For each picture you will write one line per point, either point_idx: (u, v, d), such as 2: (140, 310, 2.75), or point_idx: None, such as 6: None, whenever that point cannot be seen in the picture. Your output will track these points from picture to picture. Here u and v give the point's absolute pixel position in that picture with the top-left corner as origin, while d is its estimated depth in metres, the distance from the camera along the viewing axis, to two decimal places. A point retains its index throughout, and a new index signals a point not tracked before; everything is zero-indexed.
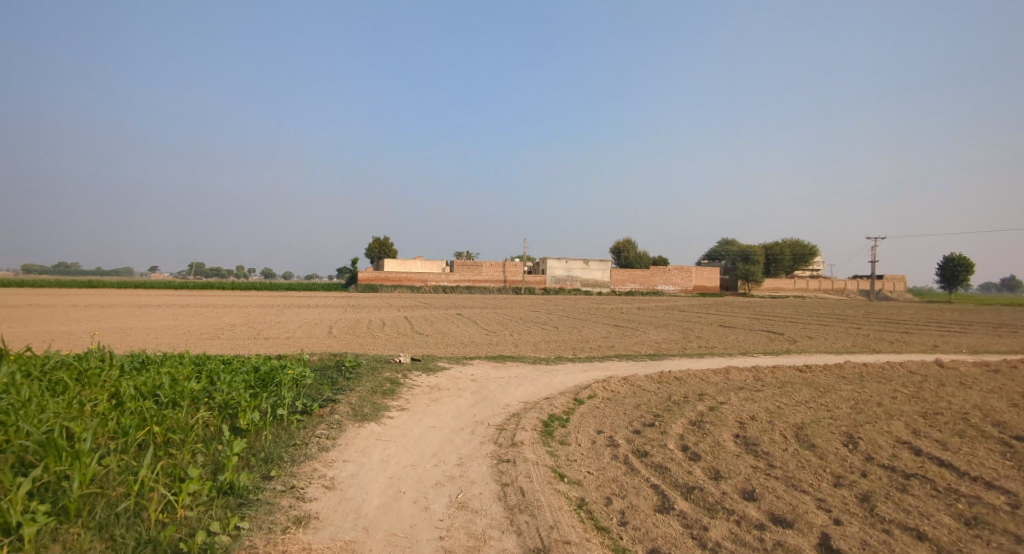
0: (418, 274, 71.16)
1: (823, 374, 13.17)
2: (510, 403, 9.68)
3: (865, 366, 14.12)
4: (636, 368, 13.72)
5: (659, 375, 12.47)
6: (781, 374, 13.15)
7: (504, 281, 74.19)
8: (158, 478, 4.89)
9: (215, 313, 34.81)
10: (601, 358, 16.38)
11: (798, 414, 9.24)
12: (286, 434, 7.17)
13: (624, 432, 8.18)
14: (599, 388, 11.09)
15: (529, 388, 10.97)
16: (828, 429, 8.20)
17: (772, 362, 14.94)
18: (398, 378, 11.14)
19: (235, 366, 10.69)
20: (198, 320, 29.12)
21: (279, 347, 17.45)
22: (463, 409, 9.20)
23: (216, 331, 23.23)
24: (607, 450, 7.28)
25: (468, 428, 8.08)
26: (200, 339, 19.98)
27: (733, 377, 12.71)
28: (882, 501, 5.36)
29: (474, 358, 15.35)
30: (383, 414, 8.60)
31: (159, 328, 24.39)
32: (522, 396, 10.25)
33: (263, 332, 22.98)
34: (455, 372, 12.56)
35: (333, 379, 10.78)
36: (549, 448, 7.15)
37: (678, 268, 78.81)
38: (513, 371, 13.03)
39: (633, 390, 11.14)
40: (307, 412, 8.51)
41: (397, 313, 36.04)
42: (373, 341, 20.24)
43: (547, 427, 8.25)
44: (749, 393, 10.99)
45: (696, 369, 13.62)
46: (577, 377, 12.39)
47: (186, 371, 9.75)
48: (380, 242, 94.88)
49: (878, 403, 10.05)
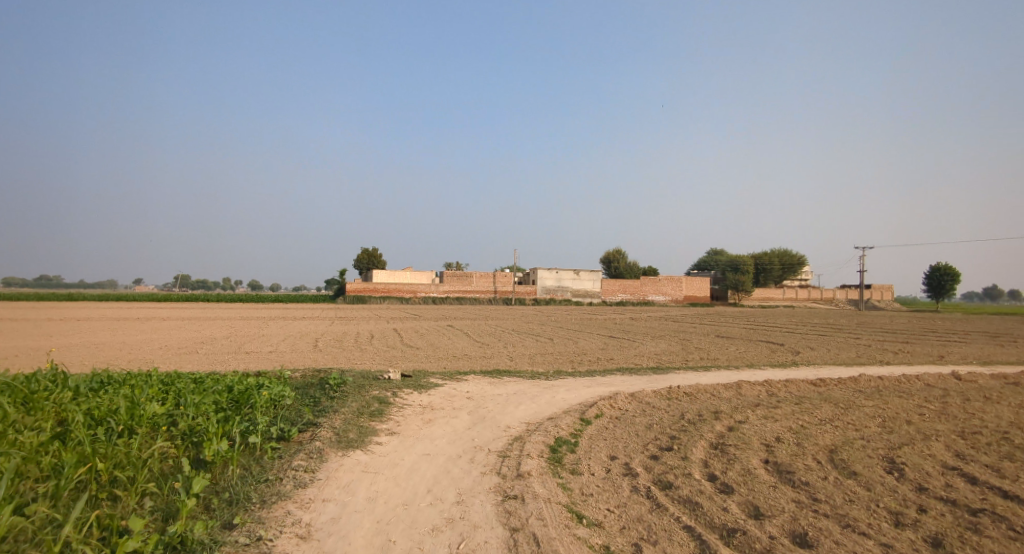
0: (407, 286, 70.16)
1: (839, 388, 12.44)
2: (511, 425, 8.79)
3: (881, 379, 13.43)
4: (642, 383, 12.91)
5: (668, 391, 11.66)
6: (796, 389, 12.39)
7: (495, 292, 73.30)
8: (87, 538, 3.93)
9: (195, 327, 33.54)
10: (602, 371, 15.55)
11: (826, 434, 8.47)
12: (258, 468, 6.20)
13: (641, 458, 7.33)
14: (606, 405, 10.25)
15: (530, 406, 10.11)
16: (864, 452, 7.44)
17: (783, 375, 14.22)
18: (387, 397, 10.20)
19: (206, 385, 9.69)
20: (176, 334, 27.77)
21: (260, 362, 16.38)
22: (460, 433, 8.28)
23: (195, 346, 22.03)
24: (625, 481, 6.43)
25: (466, 456, 7.16)
26: (176, 354, 18.83)
27: (745, 393, 11.93)
28: (959, 547, 4.57)
29: (469, 373, 14.44)
30: (370, 440, 7.67)
31: (133, 343, 23.13)
32: (523, 416, 9.36)
33: (244, 347, 21.85)
34: (449, 389, 11.64)
35: (315, 399, 9.81)
36: (561, 480, 6.27)
37: (669, 278, 78.55)
38: (511, 387, 12.15)
39: (642, 408, 10.31)
40: (285, 439, 7.57)
41: (386, 325, 35.01)
42: (361, 355, 19.20)
43: (554, 452, 7.38)
44: (767, 410, 10.20)
45: (705, 384, 12.82)
46: (581, 393, 11.53)
47: (151, 392, 8.76)
48: (369, 254, 93.82)
49: (909, 421, 9.33)
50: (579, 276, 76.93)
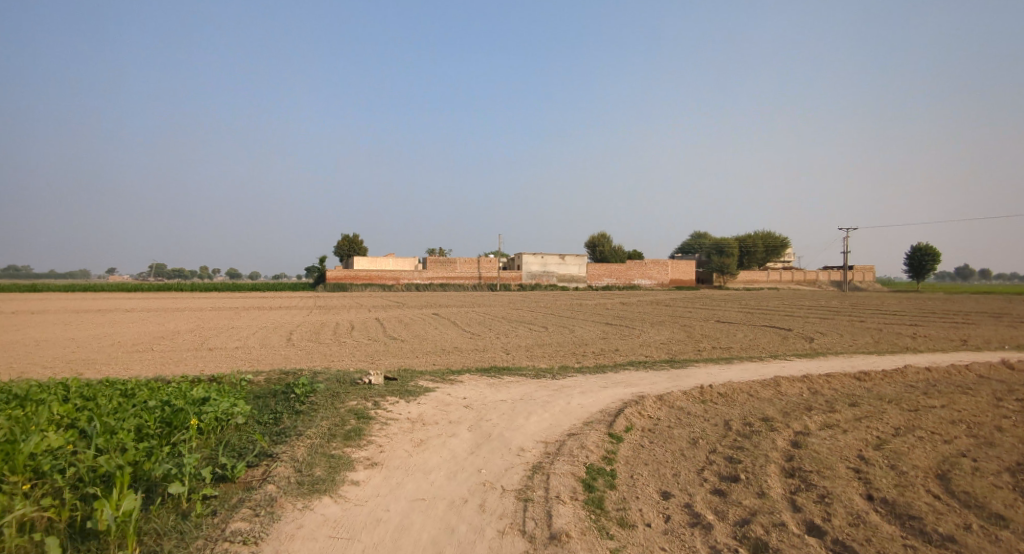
0: (389, 272, 67.78)
1: (888, 385, 10.85)
2: (525, 447, 6.97)
3: (929, 371, 11.93)
4: (664, 382, 11.21)
5: (700, 392, 9.96)
6: (842, 386, 10.76)
7: (479, 278, 71.14)
8: None
9: (160, 318, 31.09)
10: (612, 366, 13.83)
11: (918, 450, 6.80)
12: (172, 543, 4.25)
13: (705, 495, 5.57)
14: (634, 414, 8.50)
15: (544, 419, 8.28)
16: (988, 480, 5.77)
17: (819, 368, 12.67)
18: (366, 410, 8.27)
19: (138, 399, 7.73)
20: (134, 328, 25.22)
21: (221, 362, 14.30)
22: (462, 462, 6.42)
23: (152, 342, 19.76)
24: (701, 540, 4.63)
25: (474, 501, 5.30)
26: (126, 353, 16.59)
27: (787, 392, 10.29)
28: None
29: (462, 371, 12.61)
30: (345, 478, 5.75)
31: (83, 339, 20.69)
32: (537, 433, 7.54)
33: (208, 342, 19.65)
34: (442, 395, 9.76)
35: (277, 416, 7.85)
36: (613, 546, 4.45)
37: (656, 262, 77.45)
38: (515, 391, 10.29)
39: (676, 418, 8.58)
40: (229, 479, 5.61)
41: (368, 314, 33.05)
42: (339, 350, 17.22)
43: (591, 490, 5.57)
44: (824, 415, 8.56)
45: (736, 380, 11.18)
46: (599, 397, 9.74)
47: (54, 413, 6.71)
48: (350, 239, 91.07)
49: (1001, 430, 7.74)
50: (565, 261, 75.33)
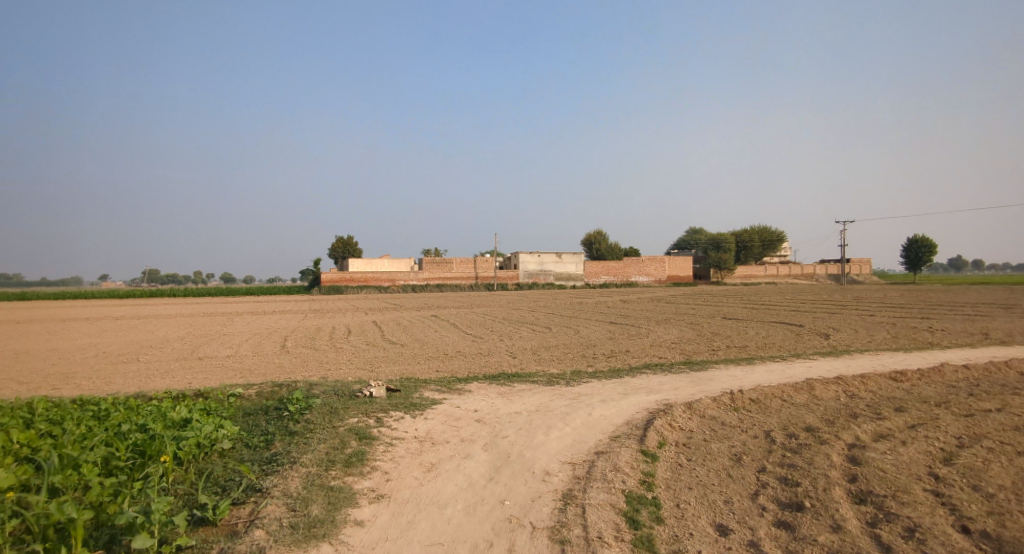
0: (384, 274, 66.73)
1: (929, 386, 10.08)
2: (551, 472, 6.13)
3: (968, 369, 11.13)
4: (689, 387, 10.40)
5: (731, 398, 9.17)
6: (880, 388, 9.98)
7: (476, 277, 70.25)
8: None
9: (148, 326, 30.02)
10: (628, 369, 13.02)
11: (995, 464, 6.01)
12: None
13: (769, 530, 4.75)
14: (665, 427, 7.69)
15: (566, 435, 7.45)
16: None
17: (849, 368, 11.90)
18: (368, 428, 7.40)
19: (110, 422, 6.82)
20: (121, 337, 24.16)
21: (209, 374, 13.38)
22: (482, 492, 5.59)
23: (139, 352, 18.81)
24: None
25: (503, 545, 4.46)
26: (109, 365, 15.59)
27: (823, 396, 9.51)
28: None
29: (469, 379, 11.74)
30: (346, 518, 4.89)
31: (67, 350, 19.70)
32: (562, 454, 6.71)
33: (199, 351, 18.73)
34: (451, 407, 8.90)
35: (268, 439, 6.97)
36: None
37: (653, 258, 76.80)
38: (530, 401, 9.45)
39: (712, 430, 7.78)
40: (210, 523, 4.75)
41: (365, 318, 32.11)
42: (336, 357, 16.31)
43: (637, 528, 4.74)
44: (873, 422, 7.77)
45: (766, 384, 10.39)
46: (622, 406, 8.92)
47: (7, 441, 5.78)
48: (344, 241, 90.07)
49: None
50: (562, 259, 74.54)
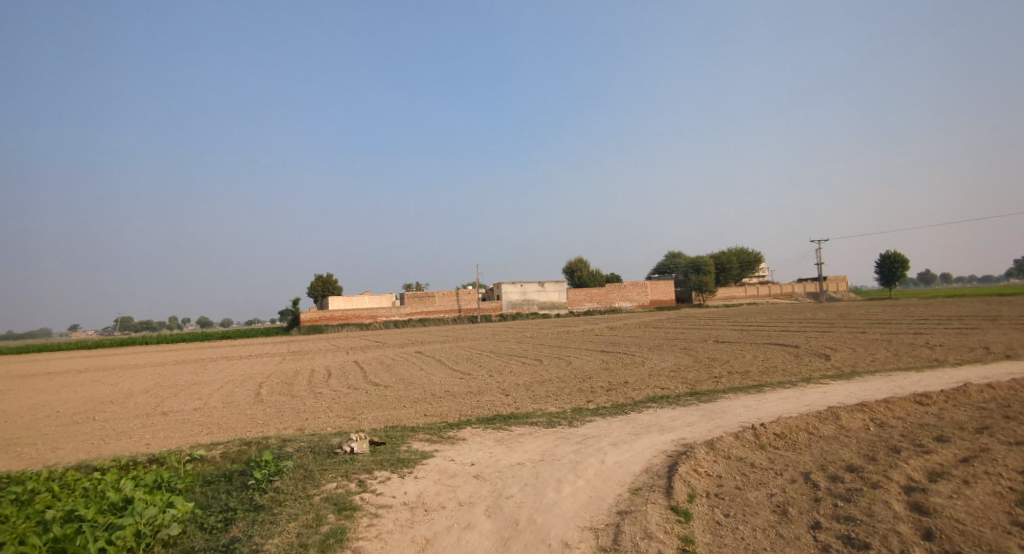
0: (365, 310, 64.99)
1: (959, 409, 9.34)
2: (571, 544, 5.10)
3: (993, 389, 10.43)
4: (705, 423, 9.47)
5: (756, 434, 8.25)
6: (909, 415, 9.19)
7: (458, 310, 68.99)
8: None
9: (113, 377, 28.06)
10: (632, 404, 12.01)
11: None
12: None
13: None
14: (692, 474, 6.72)
15: (580, 491, 6.43)
16: None
17: (868, 392, 11.13)
18: (348, 496, 6.27)
19: (32, 509, 5.59)
20: (78, 393, 22.26)
21: (168, 433, 11.95)
22: None
23: (97, 409, 17.16)
24: None
25: None
26: (57, 428, 13.96)
27: (852, 427, 8.67)
28: None
29: (461, 424, 10.60)
30: None
31: (15, 412, 17.91)
32: (580, 518, 5.68)
33: (163, 405, 17.15)
34: (444, 462, 7.79)
35: (227, 519, 5.78)
36: None
37: (636, 284, 76.59)
38: (532, 449, 8.37)
39: (744, 475, 6.83)
40: None
41: (346, 357, 30.56)
42: (313, 405, 14.95)
43: None
44: (921, 457, 6.94)
45: (787, 415, 9.52)
46: (637, 451, 7.92)
47: None
48: (323, 279, 88.18)
49: None
50: (545, 288, 73.78)
